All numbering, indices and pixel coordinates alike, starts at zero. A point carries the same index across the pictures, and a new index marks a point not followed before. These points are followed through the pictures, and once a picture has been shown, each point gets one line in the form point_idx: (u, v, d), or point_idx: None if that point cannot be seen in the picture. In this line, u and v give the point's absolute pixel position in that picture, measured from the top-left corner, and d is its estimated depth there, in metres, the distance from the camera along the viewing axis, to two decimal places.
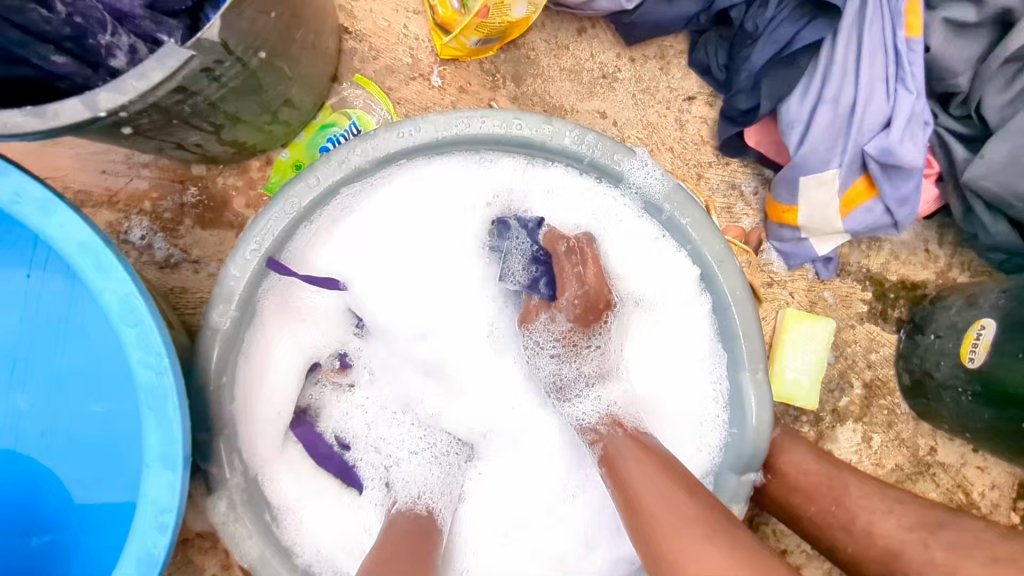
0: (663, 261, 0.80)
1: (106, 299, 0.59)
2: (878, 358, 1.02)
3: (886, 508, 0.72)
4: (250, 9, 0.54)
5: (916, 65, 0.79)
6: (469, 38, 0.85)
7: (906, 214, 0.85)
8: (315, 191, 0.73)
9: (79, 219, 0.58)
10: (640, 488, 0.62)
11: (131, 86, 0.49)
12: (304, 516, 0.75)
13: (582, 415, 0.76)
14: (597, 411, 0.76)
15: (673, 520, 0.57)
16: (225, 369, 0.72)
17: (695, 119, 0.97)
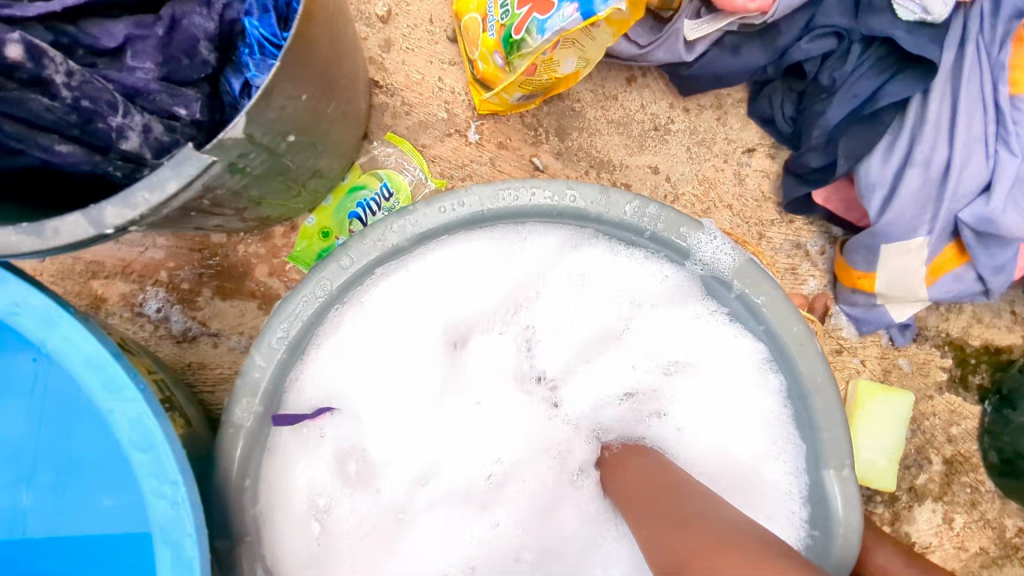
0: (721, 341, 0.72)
1: (115, 421, 0.51)
2: (960, 432, 0.92)
3: None
4: (279, 98, 0.48)
5: (1021, 124, 0.71)
6: (512, 94, 0.78)
7: (1002, 282, 0.76)
8: (347, 273, 0.65)
9: (86, 332, 0.51)
10: (627, 491, 0.65)
11: (142, 198, 0.42)
12: None
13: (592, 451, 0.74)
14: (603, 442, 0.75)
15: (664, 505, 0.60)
16: (247, 471, 0.64)
17: (756, 172, 0.89)
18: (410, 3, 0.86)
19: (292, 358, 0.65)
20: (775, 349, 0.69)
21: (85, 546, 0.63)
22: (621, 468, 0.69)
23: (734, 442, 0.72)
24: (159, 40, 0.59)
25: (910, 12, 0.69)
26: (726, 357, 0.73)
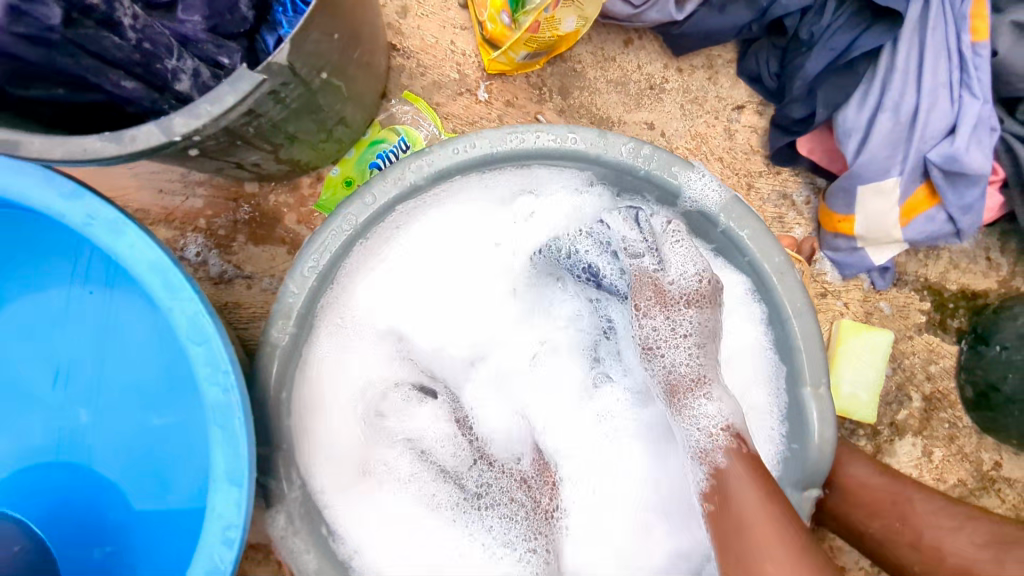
0: None
1: (175, 318, 0.59)
2: (938, 371, 0.98)
3: (956, 524, 0.70)
4: (315, 32, 0.56)
5: (982, 70, 0.77)
6: (518, 53, 0.86)
7: (970, 222, 0.83)
8: (370, 209, 0.72)
9: (150, 241, 0.59)
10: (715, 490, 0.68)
11: (204, 110, 0.50)
12: (360, 534, 0.74)
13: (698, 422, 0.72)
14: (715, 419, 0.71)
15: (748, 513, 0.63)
16: (283, 386, 0.72)
17: (745, 128, 0.96)
18: None
19: (323, 287, 0.72)
20: (758, 281, 0.75)
21: (137, 453, 0.74)
22: (740, 470, 0.67)
23: (734, 365, 0.80)
24: None
25: None
26: (717, 294, 0.79)
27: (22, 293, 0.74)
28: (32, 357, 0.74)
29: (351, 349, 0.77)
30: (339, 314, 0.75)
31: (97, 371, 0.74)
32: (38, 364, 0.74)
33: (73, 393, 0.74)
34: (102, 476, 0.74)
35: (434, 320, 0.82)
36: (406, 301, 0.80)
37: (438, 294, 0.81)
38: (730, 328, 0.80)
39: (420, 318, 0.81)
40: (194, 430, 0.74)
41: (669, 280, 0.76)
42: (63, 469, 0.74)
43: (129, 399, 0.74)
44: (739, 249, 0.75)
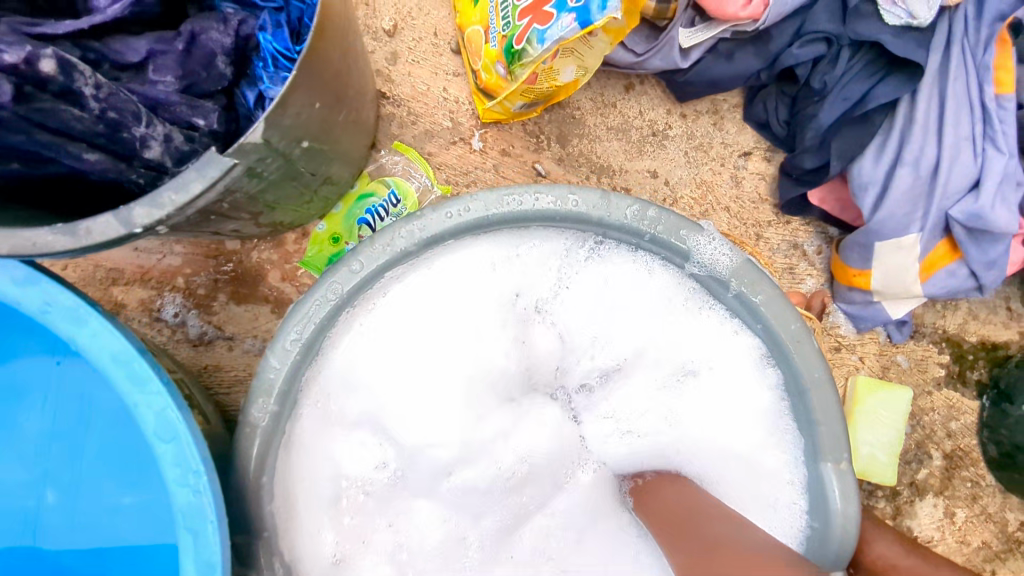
0: (718, 337, 0.73)
1: (140, 415, 0.54)
2: (958, 428, 0.93)
3: None
4: (296, 105, 0.51)
5: (1007, 123, 0.73)
6: (514, 103, 0.82)
7: (994, 278, 0.78)
8: (357, 277, 0.66)
9: (113, 329, 0.54)
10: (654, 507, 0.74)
11: (168, 199, 0.46)
12: None
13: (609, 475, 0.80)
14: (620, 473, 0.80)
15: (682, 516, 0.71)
16: (263, 470, 0.66)
17: (752, 175, 0.91)
18: (416, 18, 0.89)
19: (305, 361, 0.67)
20: (775, 347, 0.70)
21: (108, 537, 0.68)
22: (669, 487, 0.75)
23: (734, 436, 0.74)
24: (178, 55, 0.63)
25: (896, 18, 0.71)
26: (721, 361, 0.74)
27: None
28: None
29: (337, 427, 0.72)
30: (324, 385, 0.71)
31: (60, 456, 0.68)
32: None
33: (34, 480, 0.68)
34: (67, 568, 0.68)
35: (408, 407, 0.73)
36: (382, 386, 0.72)
37: (418, 375, 0.73)
38: (717, 394, 0.75)
39: (396, 404, 0.72)
40: (170, 513, 0.68)
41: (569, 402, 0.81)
42: (26, 555, 0.68)
43: (94, 487, 0.68)
44: (752, 315, 0.70)
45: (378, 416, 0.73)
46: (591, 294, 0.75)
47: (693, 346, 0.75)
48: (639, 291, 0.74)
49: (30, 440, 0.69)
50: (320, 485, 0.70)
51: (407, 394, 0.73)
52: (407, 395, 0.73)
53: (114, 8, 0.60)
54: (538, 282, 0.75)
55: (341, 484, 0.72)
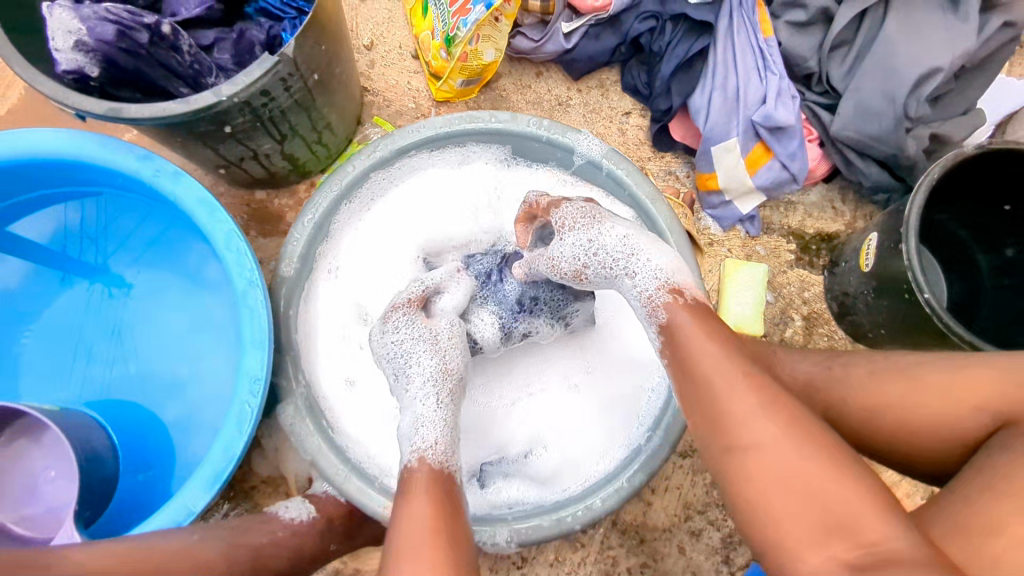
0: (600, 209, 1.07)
1: (216, 234, 0.84)
2: (811, 295, 1.23)
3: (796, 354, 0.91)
4: (311, 40, 0.86)
5: (776, 56, 1.09)
6: (455, 80, 1.18)
7: (799, 165, 1.12)
8: (352, 174, 0.98)
9: (195, 182, 0.85)
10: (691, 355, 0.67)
11: (242, 79, 0.79)
12: (354, 433, 0.95)
13: (639, 291, 0.78)
14: (651, 286, 0.77)
15: (707, 358, 0.65)
16: (290, 307, 0.96)
17: (633, 127, 1.26)
18: (386, 37, 1.27)
19: (319, 235, 0.97)
20: (639, 207, 1.02)
21: (174, 391, 0.98)
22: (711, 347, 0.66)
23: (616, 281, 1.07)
24: (232, 42, 0.98)
25: None
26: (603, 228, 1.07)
27: (82, 278, 1.00)
28: (89, 326, 0.99)
29: (340, 284, 1.03)
30: (329, 255, 1.01)
31: (138, 331, 1.00)
32: (96, 330, 0.99)
33: (124, 351, 0.99)
34: (147, 414, 0.97)
35: (385, 279, 1.05)
36: (368, 265, 1.05)
37: (394, 253, 1.06)
38: None
39: (373, 280, 1.05)
40: (215, 371, 0.98)
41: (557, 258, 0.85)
42: (118, 408, 0.97)
43: (162, 350, 0.99)
44: (621, 187, 1.03)
45: (365, 282, 1.04)
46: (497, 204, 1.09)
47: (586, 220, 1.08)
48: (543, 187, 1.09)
49: (116, 322, 1.00)
50: (331, 329, 1.01)
51: (387, 266, 1.06)
52: (387, 266, 1.06)
53: (194, 11, 0.97)
54: (476, 189, 1.09)
55: (343, 330, 1.02)
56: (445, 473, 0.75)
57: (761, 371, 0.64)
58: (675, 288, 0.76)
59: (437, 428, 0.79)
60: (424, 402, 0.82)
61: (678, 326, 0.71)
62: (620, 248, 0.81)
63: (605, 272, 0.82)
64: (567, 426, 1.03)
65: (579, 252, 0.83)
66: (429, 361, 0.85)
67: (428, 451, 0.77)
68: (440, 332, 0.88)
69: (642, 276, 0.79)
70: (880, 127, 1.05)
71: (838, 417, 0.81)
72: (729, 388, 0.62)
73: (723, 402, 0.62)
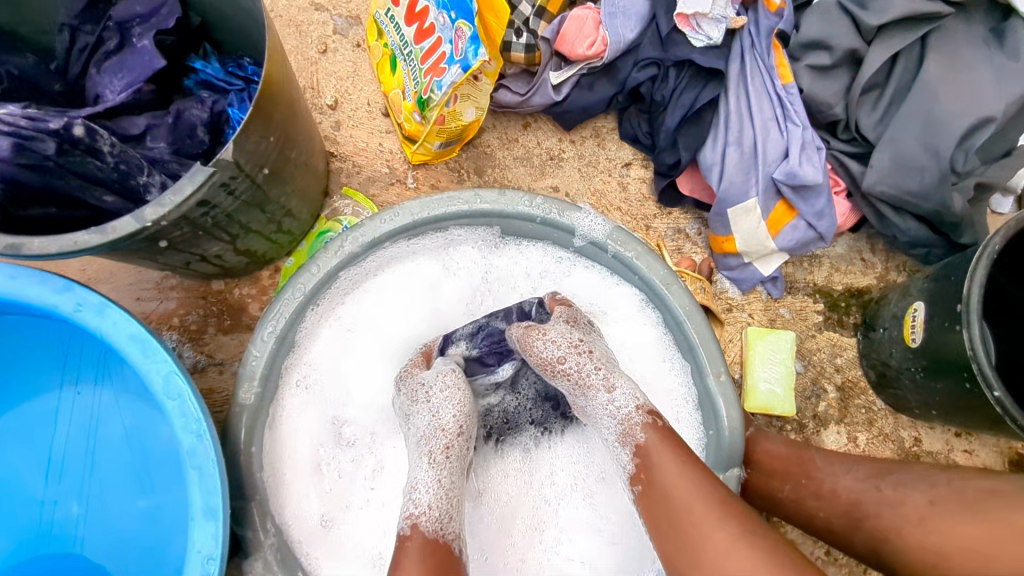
0: (604, 289, 0.94)
1: (152, 380, 0.70)
2: (844, 362, 1.10)
3: (844, 468, 0.79)
4: (253, 135, 0.71)
5: (797, 104, 0.95)
6: (433, 143, 1.03)
7: (827, 225, 0.99)
8: (317, 276, 0.85)
9: (127, 314, 0.71)
10: (663, 487, 0.70)
11: (169, 200, 0.65)
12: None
13: (615, 403, 0.78)
14: (629, 399, 0.78)
15: (681, 489, 0.68)
16: (253, 441, 0.82)
17: (635, 180, 1.13)
18: (352, 93, 1.12)
19: (282, 350, 0.84)
20: (654, 294, 0.89)
21: (128, 535, 0.83)
22: (678, 473, 0.70)
23: (634, 368, 0.93)
24: (168, 126, 0.84)
25: (700, 40, 0.95)
26: (613, 306, 0.94)
27: (46, 385, 0.86)
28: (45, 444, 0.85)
29: (314, 404, 0.88)
30: (296, 369, 0.87)
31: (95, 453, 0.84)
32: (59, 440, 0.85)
33: (67, 488, 0.83)
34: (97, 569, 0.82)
35: (364, 386, 0.91)
36: (350, 366, 0.91)
37: (372, 355, 0.93)
38: (616, 338, 0.94)
39: (356, 383, 0.91)
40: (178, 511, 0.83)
41: (545, 332, 0.84)
42: (61, 561, 0.82)
43: (138, 476, 0.84)
44: (631, 270, 0.90)
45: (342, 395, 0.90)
46: (492, 293, 0.97)
47: (594, 301, 0.95)
48: (539, 267, 0.96)
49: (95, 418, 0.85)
50: (303, 459, 0.86)
51: (366, 373, 0.92)
52: (367, 373, 0.92)
53: (120, 97, 0.83)
54: (463, 274, 0.96)
55: (318, 447, 0.87)
56: (441, 542, 0.73)
57: (731, 495, 0.68)
58: (653, 410, 0.78)
59: (432, 491, 0.77)
60: (419, 465, 0.79)
61: (648, 454, 0.74)
62: (601, 366, 0.81)
63: (578, 374, 0.81)
64: (592, 550, 0.88)
65: (567, 334, 0.83)
66: (426, 420, 0.82)
67: (421, 517, 0.75)
68: (431, 385, 0.83)
69: (618, 389, 0.80)
70: (922, 183, 0.91)
71: (897, 554, 0.68)
72: (706, 517, 0.65)
73: (699, 529, 0.64)
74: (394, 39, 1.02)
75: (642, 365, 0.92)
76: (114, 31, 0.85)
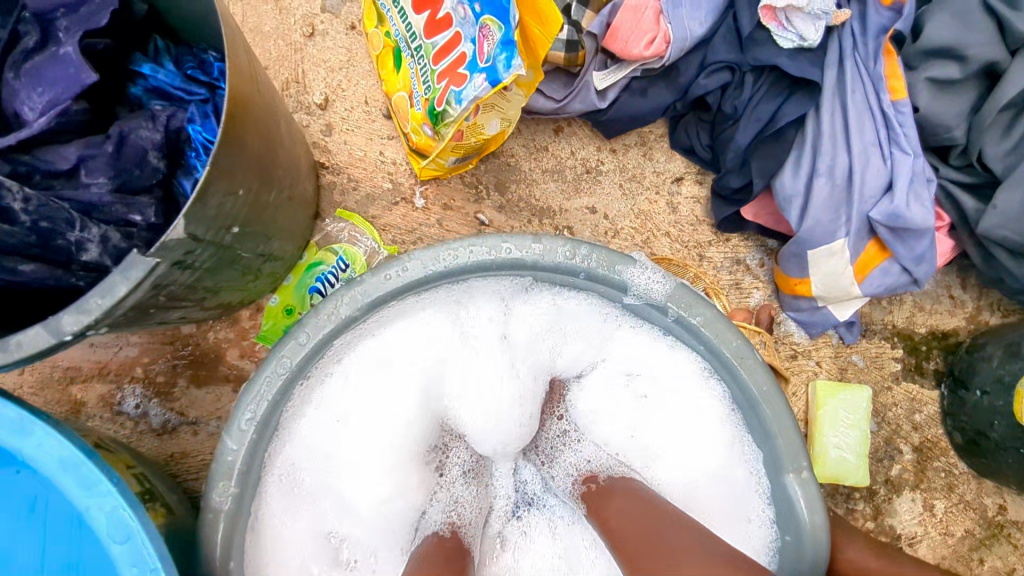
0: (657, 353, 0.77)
1: (94, 519, 0.54)
2: (923, 419, 0.95)
3: None
4: (214, 199, 0.53)
5: (908, 126, 0.77)
6: (447, 159, 0.83)
7: (925, 271, 0.81)
8: (306, 348, 0.67)
9: (60, 436, 0.54)
10: (603, 513, 0.72)
11: (95, 302, 0.47)
12: None
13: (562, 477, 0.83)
14: (572, 472, 0.83)
15: (615, 513, 0.71)
16: (231, 554, 0.65)
17: (687, 199, 0.94)
18: (345, 89, 0.92)
19: (264, 442, 0.67)
20: (722, 366, 0.72)
21: None
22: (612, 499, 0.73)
23: (692, 449, 0.77)
24: (108, 156, 0.64)
25: (789, 41, 0.76)
26: (660, 376, 0.78)
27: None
28: None
29: (306, 504, 0.71)
30: (279, 461, 0.70)
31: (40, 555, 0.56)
32: (16, 548, 0.56)
33: None
34: None
35: (364, 474, 0.74)
36: (344, 460, 0.73)
37: (371, 437, 0.75)
38: (668, 413, 0.78)
39: (352, 482, 0.74)
40: None
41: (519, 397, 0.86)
42: None
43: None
44: (694, 337, 0.73)
45: (333, 490, 0.73)
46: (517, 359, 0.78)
47: (640, 363, 0.79)
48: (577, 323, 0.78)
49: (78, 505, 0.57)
50: (294, 568, 0.70)
51: (363, 457, 0.74)
52: (364, 458, 0.74)
53: (40, 121, 0.62)
54: (477, 334, 0.76)
55: (309, 566, 0.70)
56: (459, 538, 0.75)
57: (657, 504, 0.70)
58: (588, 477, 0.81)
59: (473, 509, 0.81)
60: (462, 487, 0.82)
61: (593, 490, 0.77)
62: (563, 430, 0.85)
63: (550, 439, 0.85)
64: None
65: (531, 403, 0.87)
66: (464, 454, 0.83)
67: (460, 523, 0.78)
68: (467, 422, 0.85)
69: (563, 460, 0.84)
70: None
71: None
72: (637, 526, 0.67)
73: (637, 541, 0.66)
74: (399, 27, 0.81)
75: (695, 442, 0.77)
76: (31, 24, 0.64)
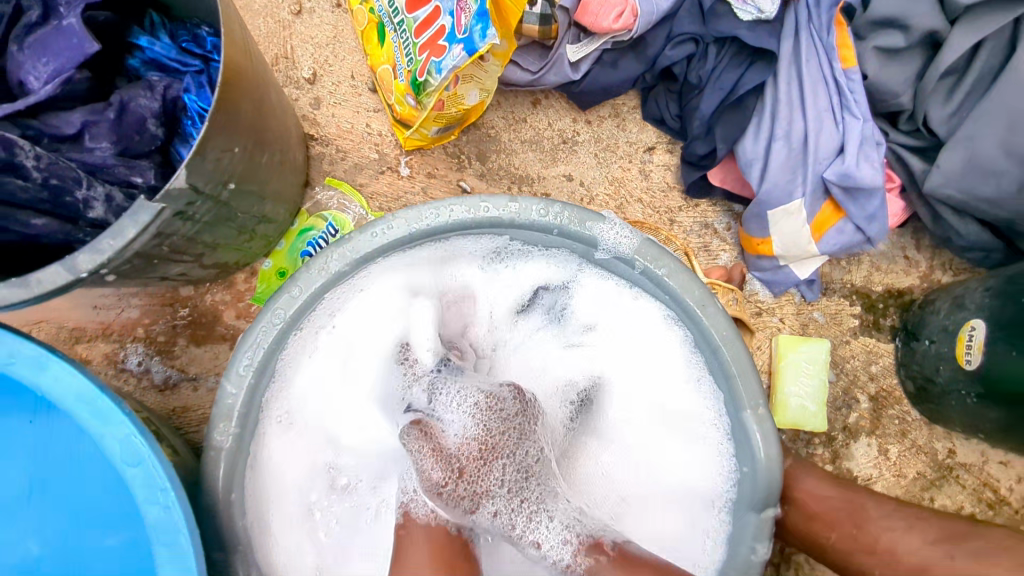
0: (626, 303, 0.82)
1: (107, 446, 0.59)
2: (879, 369, 1.01)
3: (905, 525, 0.71)
4: (213, 152, 0.58)
5: (858, 93, 0.83)
6: (429, 129, 0.88)
7: (878, 229, 0.86)
8: (299, 300, 0.72)
9: (73, 370, 0.59)
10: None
11: (108, 244, 0.52)
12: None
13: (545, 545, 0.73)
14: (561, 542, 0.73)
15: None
16: (233, 486, 0.69)
17: (658, 166, 0.99)
18: (333, 64, 0.97)
19: (261, 385, 0.71)
20: (685, 315, 0.77)
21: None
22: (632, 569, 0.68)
23: (659, 389, 0.82)
24: (110, 123, 0.68)
25: (749, 14, 0.82)
26: (624, 319, 0.83)
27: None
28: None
29: (298, 436, 0.77)
30: (275, 403, 0.75)
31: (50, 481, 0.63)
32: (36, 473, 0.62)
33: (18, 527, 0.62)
34: None
35: (349, 407, 0.81)
36: (329, 392, 0.79)
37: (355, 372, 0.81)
38: (630, 349, 0.84)
39: (345, 420, 0.80)
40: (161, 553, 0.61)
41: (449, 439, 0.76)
42: None
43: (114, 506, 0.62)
44: (660, 288, 0.77)
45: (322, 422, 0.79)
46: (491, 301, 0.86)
47: (607, 313, 0.84)
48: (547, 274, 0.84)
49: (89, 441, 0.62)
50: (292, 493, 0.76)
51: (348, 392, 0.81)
52: (349, 393, 0.81)
53: (46, 88, 0.67)
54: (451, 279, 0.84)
55: (309, 499, 0.77)
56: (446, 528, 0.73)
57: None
58: (593, 547, 0.71)
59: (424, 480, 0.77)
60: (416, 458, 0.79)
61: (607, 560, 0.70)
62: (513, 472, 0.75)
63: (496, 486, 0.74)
64: None
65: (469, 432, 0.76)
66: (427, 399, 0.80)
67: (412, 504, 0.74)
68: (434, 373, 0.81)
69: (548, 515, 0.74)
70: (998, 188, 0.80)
71: None
72: None
73: None
74: (382, 4, 0.86)
75: (660, 380, 0.82)
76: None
